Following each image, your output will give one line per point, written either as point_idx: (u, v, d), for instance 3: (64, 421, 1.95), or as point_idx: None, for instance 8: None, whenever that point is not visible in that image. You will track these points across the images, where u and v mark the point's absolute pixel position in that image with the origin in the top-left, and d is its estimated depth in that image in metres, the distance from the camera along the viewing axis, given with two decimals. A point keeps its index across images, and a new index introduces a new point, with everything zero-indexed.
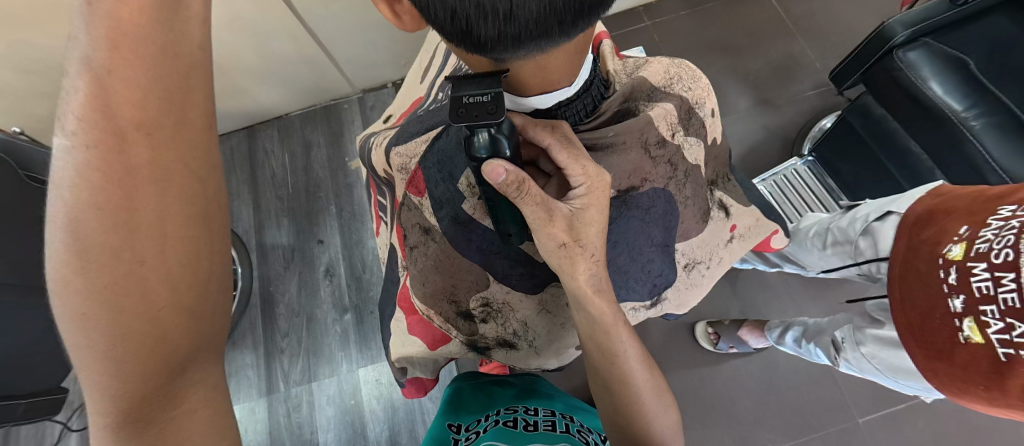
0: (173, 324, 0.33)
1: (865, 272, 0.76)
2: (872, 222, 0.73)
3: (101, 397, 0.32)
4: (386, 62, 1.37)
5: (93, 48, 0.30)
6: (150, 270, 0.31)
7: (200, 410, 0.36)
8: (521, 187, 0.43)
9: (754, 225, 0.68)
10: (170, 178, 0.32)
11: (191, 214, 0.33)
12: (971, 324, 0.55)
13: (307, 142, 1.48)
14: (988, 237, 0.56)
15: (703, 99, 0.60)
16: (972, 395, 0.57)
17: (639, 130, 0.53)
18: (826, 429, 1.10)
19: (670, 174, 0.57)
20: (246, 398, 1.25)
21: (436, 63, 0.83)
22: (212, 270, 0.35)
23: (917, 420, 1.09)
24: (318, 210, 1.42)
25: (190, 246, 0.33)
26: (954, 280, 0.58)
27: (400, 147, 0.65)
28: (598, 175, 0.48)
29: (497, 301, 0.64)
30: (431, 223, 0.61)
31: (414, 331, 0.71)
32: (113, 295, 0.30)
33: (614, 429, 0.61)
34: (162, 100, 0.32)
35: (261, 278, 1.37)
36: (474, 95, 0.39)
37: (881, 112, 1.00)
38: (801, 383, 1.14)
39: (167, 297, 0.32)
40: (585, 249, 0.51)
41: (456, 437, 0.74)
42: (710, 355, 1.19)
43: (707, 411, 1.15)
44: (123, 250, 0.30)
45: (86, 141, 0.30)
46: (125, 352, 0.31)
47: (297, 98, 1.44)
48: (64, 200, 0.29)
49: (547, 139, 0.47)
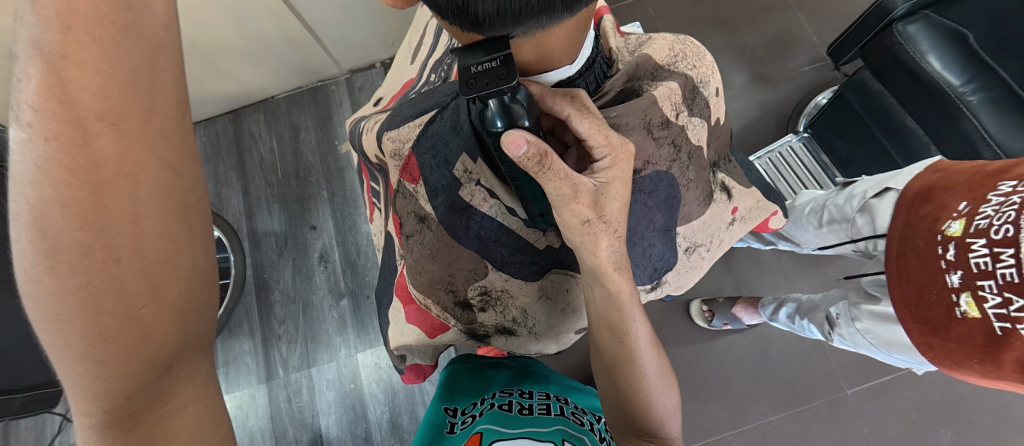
0: (154, 323, 0.32)
1: (861, 249, 0.76)
2: (870, 199, 0.73)
3: (84, 396, 0.31)
4: (373, 40, 1.33)
5: (41, 28, 0.27)
6: (126, 269, 0.30)
7: (190, 406, 0.36)
8: (544, 161, 0.41)
9: (755, 206, 0.67)
10: (141, 171, 0.31)
11: (167, 208, 0.32)
12: (969, 299, 0.56)
13: (295, 126, 1.45)
14: (988, 213, 0.56)
15: (708, 77, 0.59)
16: (966, 368, 0.58)
17: (643, 110, 0.52)
18: (816, 401, 1.13)
19: (673, 156, 0.56)
20: (246, 384, 1.25)
21: (427, 42, 0.80)
22: (194, 265, 0.34)
23: (904, 390, 1.12)
24: (310, 196, 1.40)
25: (169, 242, 0.32)
26: (953, 257, 0.58)
27: (393, 132, 0.64)
28: (623, 149, 0.47)
29: (496, 289, 0.64)
30: (427, 211, 0.61)
31: (411, 318, 0.70)
32: (87, 295, 0.29)
33: (615, 410, 0.61)
34: (126, 87, 0.30)
35: (254, 266, 1.35)
36: (482, 63, 0.38)
37: (880, 88, 0.99)
38: (793, 357, 1.17)
39: (148, 296, 0.31)
40: (608, 225, 0.50)
41: (453, 421, 0.74)
42: (704, 332, 1.20)
43: (702, 386, 1.17)
44: (96, 249, 0.29)
45: (43, 134, 0.27)
46: (107, 351, 0.30)
47: (282, 80, 1.40)
48: (27, 197, 0.28)
49: (567, 109, 0.44)
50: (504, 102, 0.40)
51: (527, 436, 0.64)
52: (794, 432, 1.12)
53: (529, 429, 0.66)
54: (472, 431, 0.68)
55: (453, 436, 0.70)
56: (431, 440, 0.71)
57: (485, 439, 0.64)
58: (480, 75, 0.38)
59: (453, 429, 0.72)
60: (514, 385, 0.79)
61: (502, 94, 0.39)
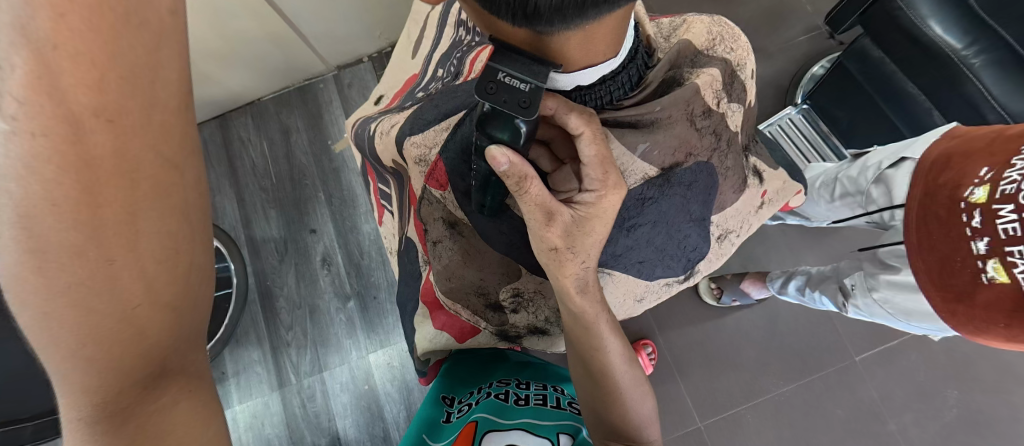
0: (151, 321, 0.30)
1: (876, 220, 0.76)
2: (885, 169, 0.73)
3: (75, 392, 0.29)
4: (358, 32, 1.29)
5: (28, 13, 0.24)
6: (121, 269, 0.28)
7: (182, 403, 0.34)
8: (521, 183, 0.43)
9: (783, 188, 0.65)
10: (140, 169, 0.28)
11: (168, 206, 0.30)
12: (996, 264, 0.57)
13: (284, 128, 1.41)
14: (1014, 179, 0.56)
15: (744, 59, 0.58)
16: (990, 333, 0.59)
17: (686, 101, 0.52)
18: (827, 370, 1.15)
19: (713, 145, 0.56)
20: (259, 394, 1.24)
21: (428, 36, 0.79)
22: (193, 263, 0.32)
23: (910, 353, 1.13)
24: (306, 198, 1.37)
25: (168, 241, 0.30)
26: (978, 224, 0.59)
27: (416, 136, 0.61)
28: (616, 189, 0.47)
29: (529, 290, 0.64)
30: (458, 216, 0.61)
31: (438, 324, 0.70)
32: (78, 296, 0.27)
33: (594, 418, 0.60)
34: (125, 81, 0.27)
35: (256, 274, 1.33)
36: (512, 77, 0.38)
37: (880, 55, 0.96)
38: (800, 327, 1.18)
39: (143, 295, 0.29)
40: (576, 255, 0.50)
41: (449, 411, 0.75)
42: (713, 310, 1.21)
43: (712, 360, 1.18)
44: (88, 248, 0.27)
45: (30, 128, 0.25)
46: (98, 348, 0.29)
47: (268, 80, 1.35)
48: (14, 198, 0.25)
49: (581, 129, 0.45)
50: (511, 124, 0.40)
51: (521, 427, 0.66)
52: (805, 402, 1.13)
53: (526, 420, 0.67)
54: (467, 420, 0.69)
55: (448, 425, 0.71)
56: (426, 430, 0.71)
57: (478, 431, 0.65)
58: (503, 86, 0.39)
59: (448, 417, 0.73)
60: (511, 375, 0.78)
61: (511, 117, 0.39)
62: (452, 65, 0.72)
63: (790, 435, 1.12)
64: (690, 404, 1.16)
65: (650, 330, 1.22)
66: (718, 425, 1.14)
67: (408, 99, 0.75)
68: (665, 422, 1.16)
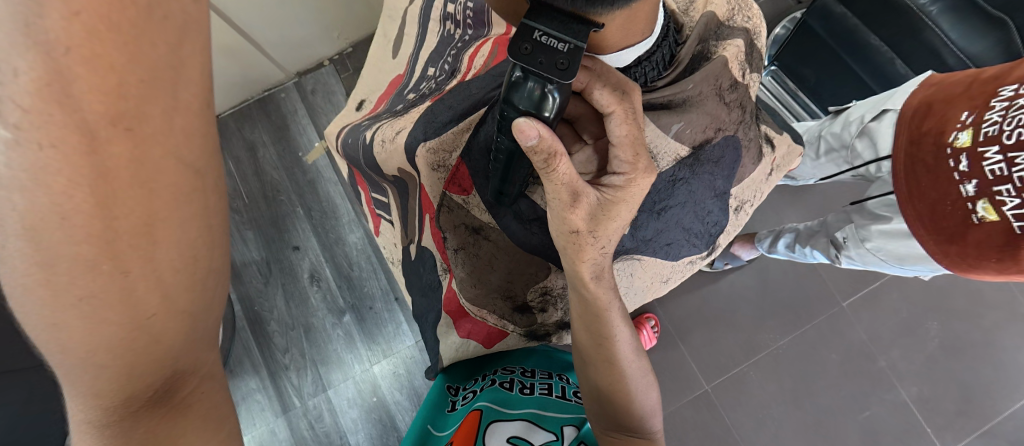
0: (170, 331, 0.27)
1: (861, 174, 0.79)
2: (868, 122, 0.75)
3: (83, 394, 0.27)
4: (316, 33, 1.23)
5: (35, 10, 0.20)
6: (137, 282, 0.25)
7: (197, 403, 0.31)
8: (549, 160, 0.42)
9: (787, 152, 0.66)
10: (159, 176, 0.25)
11: (190, 214, 0.26)
12: (986, 205, 0.60)
13: (250, 144, 1.33)
14: (996, 120, 0.60)
15: (758, 27, 0.60)
16: (981, 268, 0.63)
17: (715, 76, 0.53)
18: (817, 319, 1.18)
19: (740, 117, 0.57)
20: (263, 422, 1.20)
21: (409, 38, 0.85)
22: (212, 269, 0.29)
23: (893, 292, 1.18)
24: (284, 216, 1.31)
25: (187, 249, 0.27)
26: (966, 168, 0.62)
27: (431, 142, 0.61)
28: (644, 173, 0.48)
29: (557, 288, 0.66)
30: (484, 221, 0.62)
31: (463, 332, 0.73)
32: (92, 310, 0.25)
33: (598, 410, 0.59)
34: (146, 84, 0.23)
35: (242, 300, 1.27)
36: (552, 36, 0.37)
37: (841, 10, 0.94)
38: (790, 281, 1.22)
39: (159, 305, 0.26)
40: (597, 239, 0.50)
41: (454, 399, 0.72)
42: (707, 275, 1.23)
43: (711, 323, 1.21)
44: (102, 262, 0.24)
45: (37, 139, 0.22)
46: (109, 357, 0.26)
47: (227, 93, 1.27)
48: (18, 211, 0.22)
49: (613, 106, 0.44)
50: (545, 89, 0.40)
51: (526, 418, 0.64)
52: (801, 352, 1.17)
53: (531, 410, 0.65)
54: (470, 409, 0.66)
55: (453, 414, 0.68)
56: (431, 419, 0.69)
57: (484, 421, 0.62)
58: (539, 46, 0.37)
59: (453, 407, 0.70)
60: (515, 361, 0.74)
61: (548, 81, 0.39)
62: (437, 62, 0.78)
63: (790, 386, 1.15)
64: (693, 369, 1.18)
65: (649, 303, 1.24)
66: (723, 386, 1.17)
67: (397, 100, 0.79)
68: (673, 389, 1.18)
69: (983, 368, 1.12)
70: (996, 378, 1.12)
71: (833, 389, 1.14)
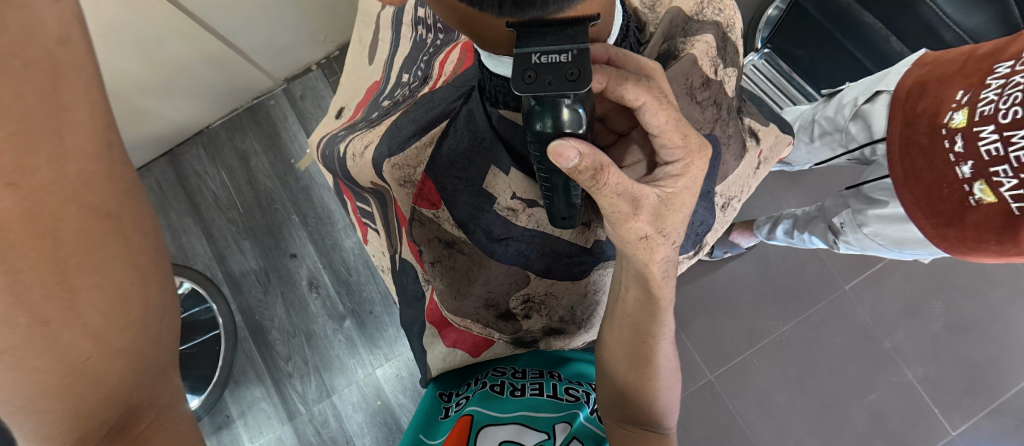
0: (109, 371, 0.26)
1: (857, 157, 0.77)
2: (862, 105, 0.73)
3: (31, 440, 0.25)
4: (298, 41, 1.21)
5: None
6: (62, 329, 0.24)
7: (162, 434, 0.29)
8: (596, 174, 0.40)
9: (775, 143, 0.65)
10: (62, 224, 0.23)
11: (110, 254, 0.25)
12: (982, 186, 0.59)
13: (241, 153, 1.33)
14: (992, 99, 0.58)
15: (732, 19, 0.59)
16: (982, 249, 0.61)
17: (685, 74, 0.52)
18: (819, 303, 1.17)
19: (715, 116, 0.56)
20: (269, 429, 1.21)
21: (383, 43, 0.84)
22: (149, 304, 0.27)
23: (895, 273, 1.16)
24: (279, 223, 1.30)
25: (112, 290, 0.25)
26: (961, 149, 0.60)
27: (396, 158, 0.60)
28: (700, 152, 0.46)
29: (539, 294, 0.65)
30: (454, 235, 0.62)
31: (450, 341, 0.74)
32: (15, 360, 0.23)
33: (616, 404, 0.59)
34: (20, 138, 0.22)
35: (242, 310, 1.27)
36: (548, 52, 0.35)
37: None
38: (791, 266, 1.20)
39: (92, 347, 0.25)
40: (666, 237, 0.50)
41: (447, 405, 0.71)
42: (707, 264, 1.22)
43: (712, 311, 1.20)
44: (17, 313, 0.23)
45: None
46: (49, 402, 0.25)
47: (212, 104, 1.26)
48: None
49: (644, 98, 0.41)
50: (561, 103, 0.36)
51: (518, 421, 0.63)
52: (804, 336, 1.16)
53: (523, 413, 0.64)
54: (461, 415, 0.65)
55: (446, 421, 0.67)
56: (423, 428, 0.68)
57: (475, 425, 0.62)
58: (542, 67, 0.35)
59: (446, 413, 0.69)
60: (506, 362, 0.73)
61: (562, 97, 0.36)
62: (411, 67, 0.77)
63: (794, 371, 1.15)
64: (697, 358, 1.18)
65: None
66: (727, 375, 1.16)
67: (373, 108, 0.78)
68: None
69: (989, 346, 1.11)
70: (1003, 355, 1.10)
71: (839, 373, 1.13)
